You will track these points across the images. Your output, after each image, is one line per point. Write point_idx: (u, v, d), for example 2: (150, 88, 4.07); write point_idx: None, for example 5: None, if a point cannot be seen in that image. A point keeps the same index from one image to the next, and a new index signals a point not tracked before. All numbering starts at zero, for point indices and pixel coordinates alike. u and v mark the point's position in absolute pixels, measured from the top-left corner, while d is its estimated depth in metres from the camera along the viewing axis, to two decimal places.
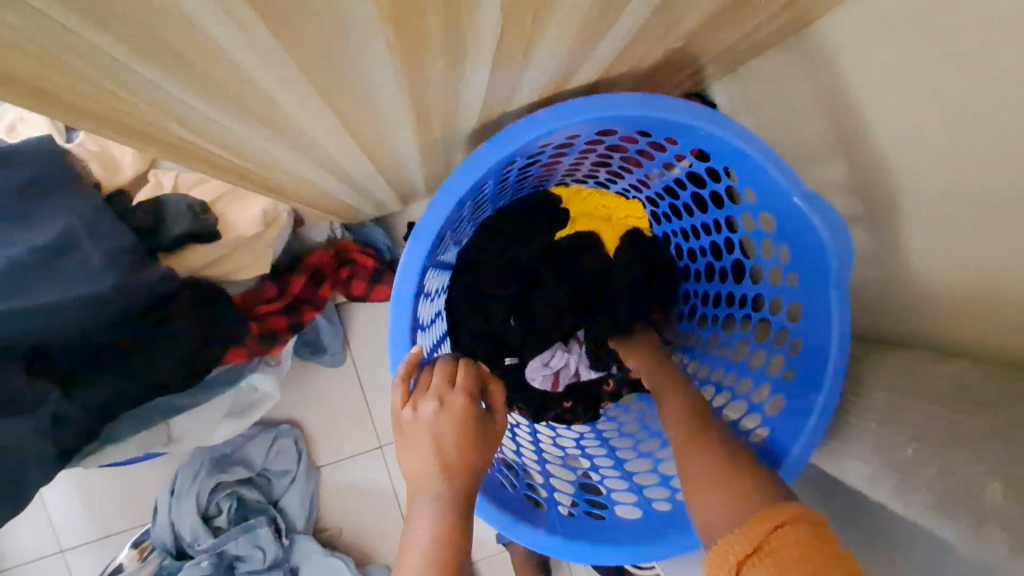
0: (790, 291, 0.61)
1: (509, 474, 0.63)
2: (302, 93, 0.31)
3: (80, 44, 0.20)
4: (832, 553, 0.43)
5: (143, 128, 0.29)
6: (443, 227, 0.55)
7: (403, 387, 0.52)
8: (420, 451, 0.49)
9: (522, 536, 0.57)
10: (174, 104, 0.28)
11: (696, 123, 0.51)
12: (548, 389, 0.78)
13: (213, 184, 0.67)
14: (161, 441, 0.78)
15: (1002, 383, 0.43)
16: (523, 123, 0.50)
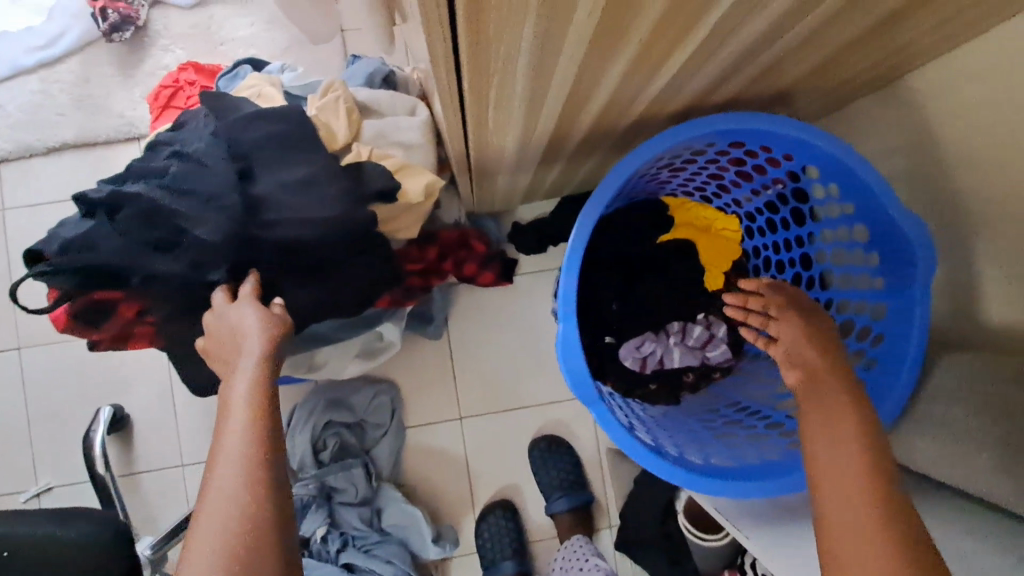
0: (876, 293, 0.72)
1: (644, 431, 0.73)
2: (566, 74, 0.47)
3: (510, 24, 0.36)
4: None
5: (473, 80, 0.45)
6: (612, 194, 0.69)
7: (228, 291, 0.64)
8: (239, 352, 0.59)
9: (658, 468, 0.67)
10: (501, 70, 0.44)
11: (813, 141, 0.64)
12: (637, 370, 0.91)
13: (396, 159, 0.85)
14: (304, 367, 0.92)
15: None
16: (681, 127, 0.64)
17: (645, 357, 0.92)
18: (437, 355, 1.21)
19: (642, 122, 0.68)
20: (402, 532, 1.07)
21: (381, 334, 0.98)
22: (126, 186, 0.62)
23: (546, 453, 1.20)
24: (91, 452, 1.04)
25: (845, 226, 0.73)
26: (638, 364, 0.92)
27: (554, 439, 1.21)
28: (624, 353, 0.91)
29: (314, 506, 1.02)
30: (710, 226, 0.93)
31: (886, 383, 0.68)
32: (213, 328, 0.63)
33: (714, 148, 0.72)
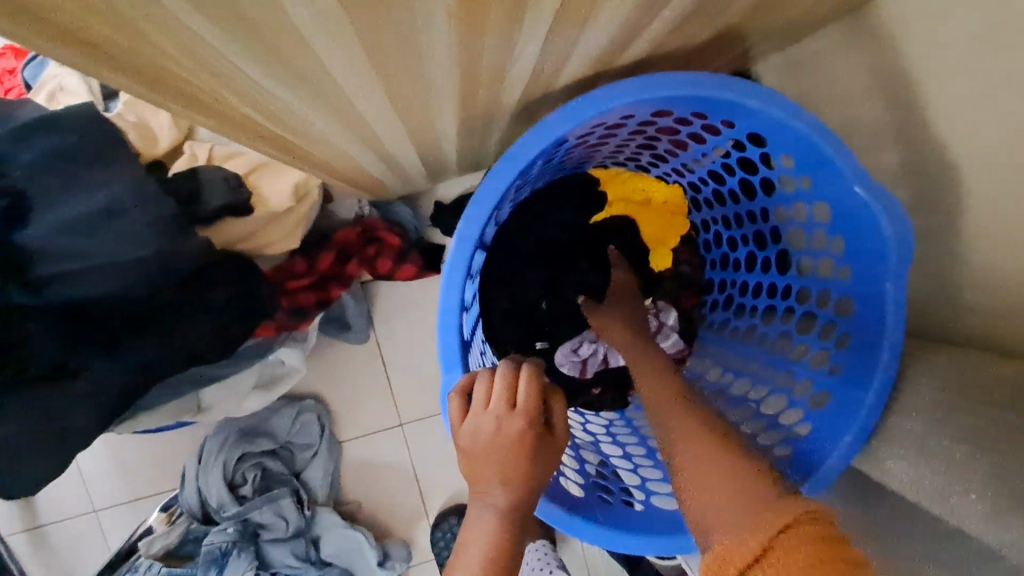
0: (841, 284, 0.59)
1: (576, 477, 0.62)
2: (357, 63, 0.30)
3: (156, 3, 0.20)
4: (835, 556, 0.40)
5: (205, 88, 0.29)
6: (504, 194, 0.53)
7: (460, 403, 0.51)
8: (485, 460, 0.48)
9: (593, 535, 0.56)
10: (234, 70, 0.28)
11: (754, 104, 0.50)
12: (576, 376, 0.78)
13: (248, 157, 0.67)
14: (191, 409, 0.79)
15: None
16: (579, 102, 0.48)
17: (584, 361, 0.79)
18: (366, 362, 1.08)
19: (535, 94, 0.51)
20: (343, 560, 0.98)
21: (281, 359, 0.83)
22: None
23: None
24: None
25: (803, 202, 0.59)
26: (576, 369, 0.79)
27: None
28: (560, 359, 0.78)
29: (235, 552, 0.92)
30: (650, 200, 0.78)
31: (852, 396, 0.56)
32: (463, 438, 0.50)
33: (634, 119, 0.56)
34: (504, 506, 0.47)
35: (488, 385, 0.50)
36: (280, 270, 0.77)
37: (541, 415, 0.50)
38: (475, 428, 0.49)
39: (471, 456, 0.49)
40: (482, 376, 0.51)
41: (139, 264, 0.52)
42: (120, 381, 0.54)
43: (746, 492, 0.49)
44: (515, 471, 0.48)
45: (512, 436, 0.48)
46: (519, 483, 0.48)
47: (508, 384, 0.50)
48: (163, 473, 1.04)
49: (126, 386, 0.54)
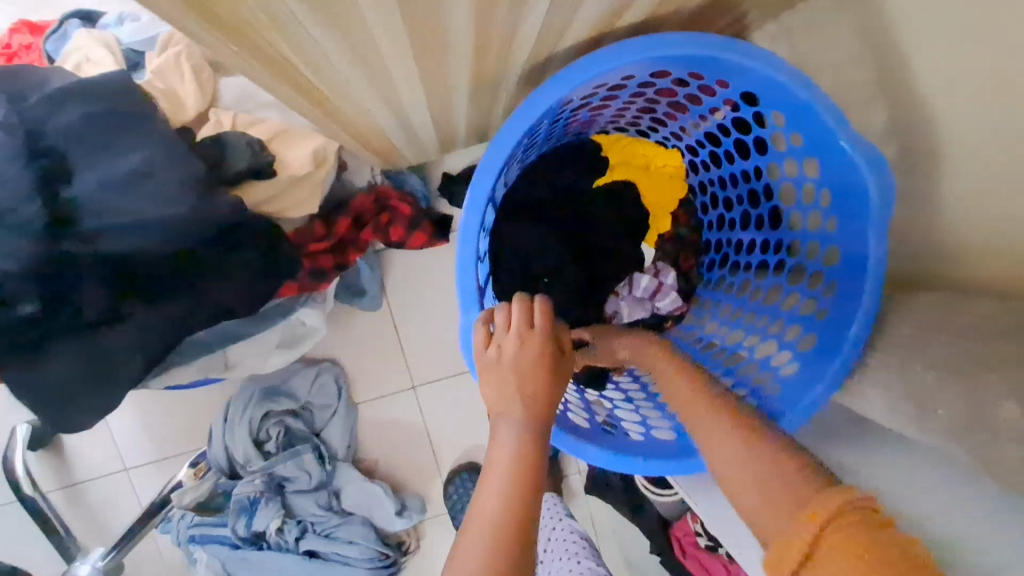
0: (828, 235, 0.63)
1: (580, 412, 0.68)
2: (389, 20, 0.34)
3: None
4: (881, 539, 0.42)
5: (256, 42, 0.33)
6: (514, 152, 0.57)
7: (483, 331, 0.56)
8: (505, 379, 0.52)
9: (594, 456, 0.62)
10: (285, 24, 0.31)
11: (746, 62, 0.53)
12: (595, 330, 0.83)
13: (269, 125, 0.71)
14: (219, 367, 0.84)
15: (1013, 317, 0.47)
16: (584, 62, 0.52)
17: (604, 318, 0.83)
18: (378, 327, 1.13)
19: (542, 56, 0.55)
20: (364, 511, 1.04)
21: (302, 320, 0.88)
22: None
23: None
24: (15, 474, 0.98)
25: (794, 158, 0.63)
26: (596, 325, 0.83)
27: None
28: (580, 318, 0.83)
29: (264, 500, 0.98)
30: (650, 164, 0.82)
31: (836, 337, 0.61)
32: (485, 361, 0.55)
33: (635, 80, 0.60)
34: (525, 419, 0.51)
35: (507, 312, 0.56)
36: (301, 233, 0.82)
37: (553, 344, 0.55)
38: (497, 349, 0.54)
39: (499, 376, 0.53)
40: (502, 307, 0.57)
41: (177, 220, 0.56)
42: (161, 332, 0.58)
43: (773, 482, 0.50)
44: (534, 391, 0.52)
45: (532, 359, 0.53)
46: (537, 400, 0.52)
47: (527, 309, 0.55)
48: (188, 434, 1.10)
49: (167, 336, 0.58)
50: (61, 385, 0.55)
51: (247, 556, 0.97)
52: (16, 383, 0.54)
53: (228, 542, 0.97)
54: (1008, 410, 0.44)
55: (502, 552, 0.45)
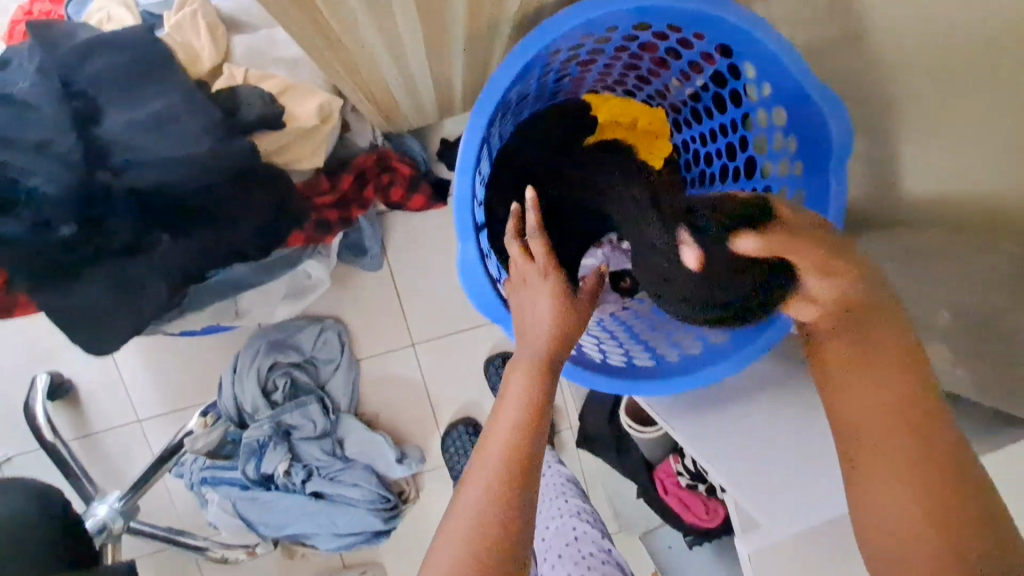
0: (796, 179, 0.69)
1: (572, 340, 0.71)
2: None
3: None
4: None
5: None
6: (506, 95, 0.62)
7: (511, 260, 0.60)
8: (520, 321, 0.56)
9: (588, 381, 0.65)
10: None
11: (719, 12, 0.59)
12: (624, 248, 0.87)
13: (279, 80, 0.76)
14: (230, 314, 0.89)
15: (948, 237, 0.53)
16: (571, 10, 0.57)
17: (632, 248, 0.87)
18: (379, 287, 1.18)
19: (532, 8, 0.60)
20: (366, 458, 1.10)
21: (308, 272, 0.94)
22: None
23: (497, 371, 1.21)
24: (35, 421, 1.03)
25: (765, 108, 0.69)
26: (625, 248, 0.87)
27: (507, 355, 1.21)
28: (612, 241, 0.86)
29: (272, 444, 1.04)
30: (635, 123, 0.85)
31: None
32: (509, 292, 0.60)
33: (619, 32, 0.65)
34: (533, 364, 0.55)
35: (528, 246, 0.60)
36: (308, 187, 0.87)
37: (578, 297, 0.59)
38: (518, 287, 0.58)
39: (526, 326, 0.56)
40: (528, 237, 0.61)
41: (199, 160, 0.62)
42: (183, 262, 0.64)
43: (942, 497, 0.48)
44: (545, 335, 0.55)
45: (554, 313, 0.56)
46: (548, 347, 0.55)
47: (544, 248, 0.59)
48: (198, 387, 1.15)
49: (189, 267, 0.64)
50: (95, 306, 0.61)
51: (256, 496, 1.03)
52: (56, 304, 0.60)
53: (239, 484, 1.03)
54: None
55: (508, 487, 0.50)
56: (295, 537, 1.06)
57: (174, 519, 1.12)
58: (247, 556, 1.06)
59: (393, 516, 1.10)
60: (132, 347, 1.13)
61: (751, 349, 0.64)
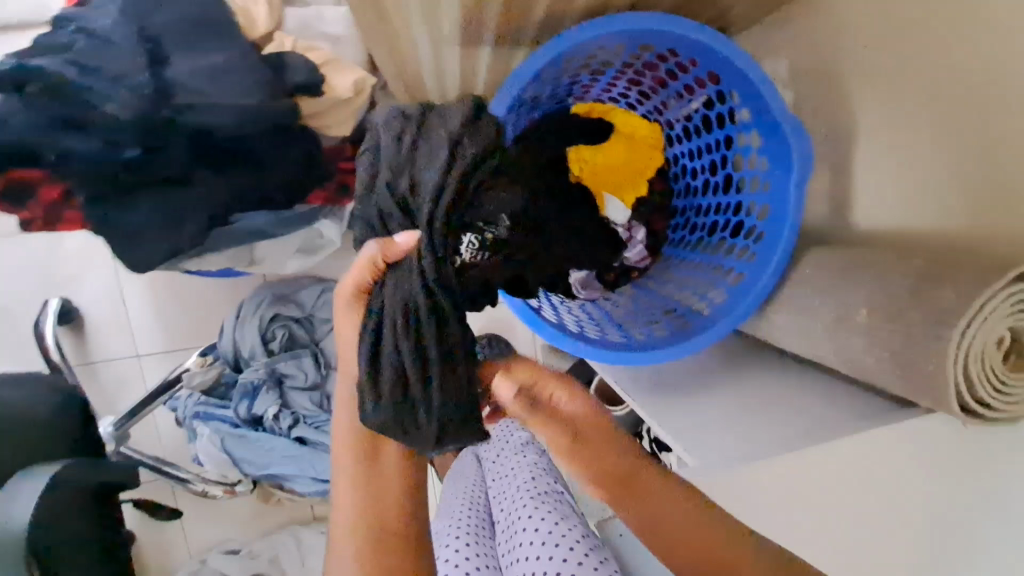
0: (763, 196, 0.79)
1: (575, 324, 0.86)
2: None
3: None
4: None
5: None
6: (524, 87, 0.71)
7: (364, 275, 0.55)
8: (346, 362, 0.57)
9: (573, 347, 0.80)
10: None
11: (705, 42, 0.69)
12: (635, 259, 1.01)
13: (322, 52, 0.84)
14: (246, 261, 0.97)
15: (876, 253, 0.63)
16: (585, 25, 0.68)
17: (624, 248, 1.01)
18: None
19: (555, 16, 0.70)
20: None
21: (321, 232, 1.01)
22: (29, 60, 0.61)
23: None
24: (44, 340, 1.09)
25: (744, 131, 0.80)
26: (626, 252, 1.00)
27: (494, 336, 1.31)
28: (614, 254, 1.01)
29: (264, 388, 1.11)
30: (634, 134, 0.97)
31: (757, 274, 0.77)
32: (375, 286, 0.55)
33: (626, 49, 0.76)
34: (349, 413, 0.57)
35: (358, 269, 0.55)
36: (334, 153, 0.96)
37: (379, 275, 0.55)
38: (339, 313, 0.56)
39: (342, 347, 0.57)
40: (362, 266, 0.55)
41: (249, 110, 0.71)
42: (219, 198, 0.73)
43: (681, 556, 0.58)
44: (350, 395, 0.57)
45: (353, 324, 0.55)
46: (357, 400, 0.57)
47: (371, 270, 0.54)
48: (199, 331, 1.22)
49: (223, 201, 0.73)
50: (143, 223, 0.69)
51: (244, 435, 1.10)
52: (107, 217, 0.69)
53: (229, 422, 1.10)
54: (862, 315, 0.60)
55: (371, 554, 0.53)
56: (274, 478, 1.13)
57: (161, 450, 1.19)
58: (225, 494, 1.12)
59: None
60: (143, 286, 1.20)
61: (724, 324, 0.76)
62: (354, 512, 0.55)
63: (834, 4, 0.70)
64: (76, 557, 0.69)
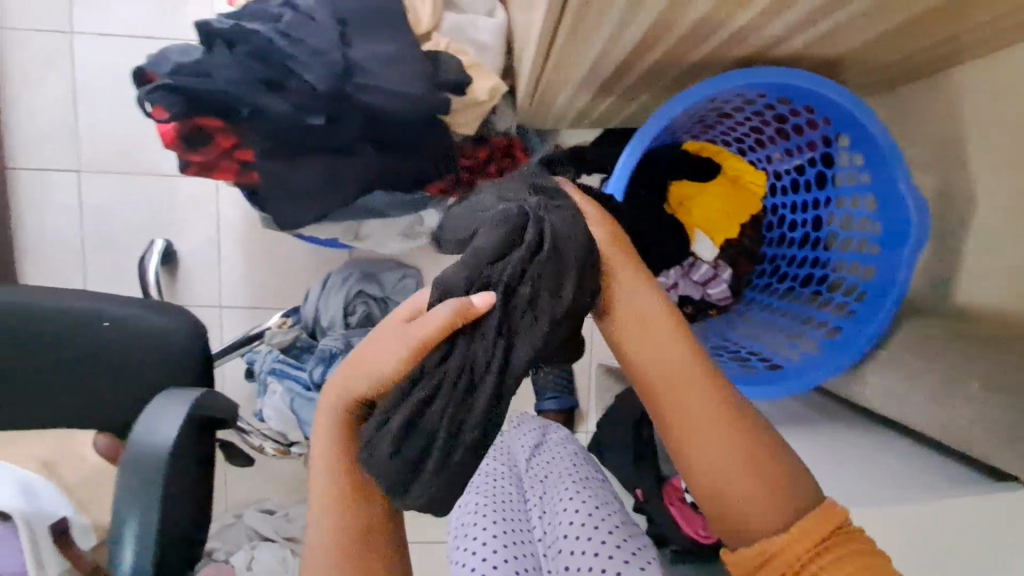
0: (870, 257, 0.82)
1: None
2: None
3: None
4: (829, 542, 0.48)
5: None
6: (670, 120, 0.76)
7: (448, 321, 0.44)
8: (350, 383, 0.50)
9: None
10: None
11: (848, 107, 0.73)
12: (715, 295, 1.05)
13: (470, 57, 0.91)
14: (352, 235, 1.03)
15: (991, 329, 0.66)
16: (741, 71, 0.72)
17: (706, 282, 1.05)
18: None
19: (710, 60, 0.75)
20: None
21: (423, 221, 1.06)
22: (245, 24, 0.68)
23: None
24: (145, 276, 1.15)
25: (860, 195, 0.83)
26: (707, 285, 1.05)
27: (554, 347, 1.36)
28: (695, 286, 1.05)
29: (341, 357, 1.15)
30: (739, 178, 1.01)
31: (858, 330, 0.80)
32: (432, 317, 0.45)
33: (765, 100, 0.81)
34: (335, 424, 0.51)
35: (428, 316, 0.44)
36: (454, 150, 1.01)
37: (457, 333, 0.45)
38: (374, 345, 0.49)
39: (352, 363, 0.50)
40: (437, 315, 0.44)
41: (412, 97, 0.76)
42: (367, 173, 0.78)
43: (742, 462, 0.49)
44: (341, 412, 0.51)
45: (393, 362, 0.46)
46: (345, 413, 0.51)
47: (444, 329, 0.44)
48: (281, 293, 1.28)
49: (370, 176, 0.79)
50: (301, 184, 0.75)
51: (313, 398, 1.13)
52: (271, 174, 0.75)
53: (301, 383, 1.14)
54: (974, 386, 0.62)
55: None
56: None
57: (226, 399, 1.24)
58: (278, 453, 1.15)
59: None
60: (238, 241, 1.26)
61: (824, 372, 0.79)
62: (330, 536, 0.51)
63: (970, 93, 0.73)
64: (185, 482, 0.72)
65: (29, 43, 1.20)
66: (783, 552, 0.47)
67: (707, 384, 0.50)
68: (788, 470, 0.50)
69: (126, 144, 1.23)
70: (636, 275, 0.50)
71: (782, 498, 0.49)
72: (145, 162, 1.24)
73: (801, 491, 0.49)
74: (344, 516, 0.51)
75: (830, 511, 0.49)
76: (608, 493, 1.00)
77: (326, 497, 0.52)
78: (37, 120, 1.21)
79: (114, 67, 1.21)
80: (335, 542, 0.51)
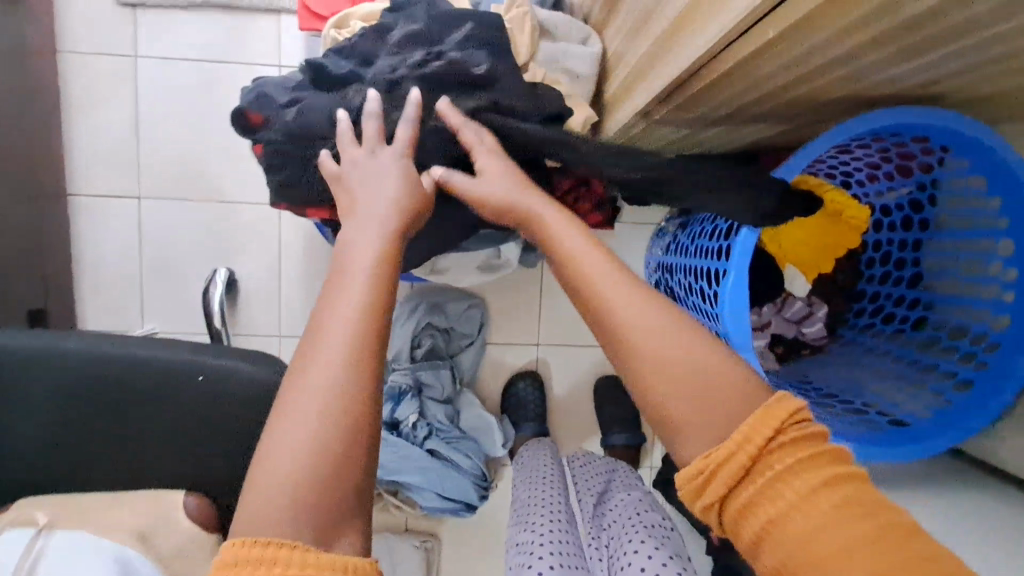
0: (1004, 305, 0.76)
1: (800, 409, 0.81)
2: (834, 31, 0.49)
3: None
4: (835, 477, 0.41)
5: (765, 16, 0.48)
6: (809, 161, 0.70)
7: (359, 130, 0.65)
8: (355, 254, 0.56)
9: None
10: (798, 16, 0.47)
11: (997, 148, 0.67)
12: (809, 335, 1.01)
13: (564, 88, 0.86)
14: (429, 269, 0.99)
15: None
16: (888, 111, 0.66)
17: (800, 321, 1.01)
18: (527, 282, 1.27)
19: (844, 99, 0.70)
20: (476, 434, 1.18)
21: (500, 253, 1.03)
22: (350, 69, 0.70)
23: (609, 392, 1.30)
24: (210, 307, 1.10)
25: (991, 237, 0.78)
26: (802, 323, 1.00)
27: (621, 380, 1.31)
28: (788, 325, 1.00)
29: (410, 395, 1.12)
30: (840, 212, 0.95)
31: (997, 389, 0.74)
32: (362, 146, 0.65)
33: (898, 137, 0.75)
34: (345, 301, 0.52)
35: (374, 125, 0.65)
36: None
37: (418, 220, 0.64)
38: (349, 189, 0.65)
39: (353, 242, 0.57)
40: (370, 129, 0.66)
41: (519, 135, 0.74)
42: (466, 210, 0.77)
43: (692, 358, 0.47)
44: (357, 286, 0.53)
45: (382, 248, 0.57)
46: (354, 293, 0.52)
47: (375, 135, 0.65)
48: None
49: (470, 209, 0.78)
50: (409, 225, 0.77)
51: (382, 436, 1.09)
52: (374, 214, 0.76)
53: None
54: None
55: (292, 460, 0.45)
56: (395, 484, 1.10)
57: None
58: None
59: (485, 495, 1.15)
60: (300, 269, 1.22)
61: (968, 430, 0.74)
62: (310, 415, 0.47)
63: None
64: None
65: (93, 65, 1.18)
66: (730, 459, 0.43)
67: (628, 285, 0.51)
68: (725, 361, 0.47)
69: (188, 167, 1.20)
70: (558, 215, 0.60)
71: (731, 397, 0.45)
72: (206, 186, 1.21)
73: (742, 387, 0.46)
74: (343, 392, 0.48)
75: (777, 406, 0.43)
76: (677, 538, 0.85)
77: (350, 372, 0.49)
78: (98, 143, 1.19)
79: (178, 89, 1.19)
80: (293, 406, 0.47)
